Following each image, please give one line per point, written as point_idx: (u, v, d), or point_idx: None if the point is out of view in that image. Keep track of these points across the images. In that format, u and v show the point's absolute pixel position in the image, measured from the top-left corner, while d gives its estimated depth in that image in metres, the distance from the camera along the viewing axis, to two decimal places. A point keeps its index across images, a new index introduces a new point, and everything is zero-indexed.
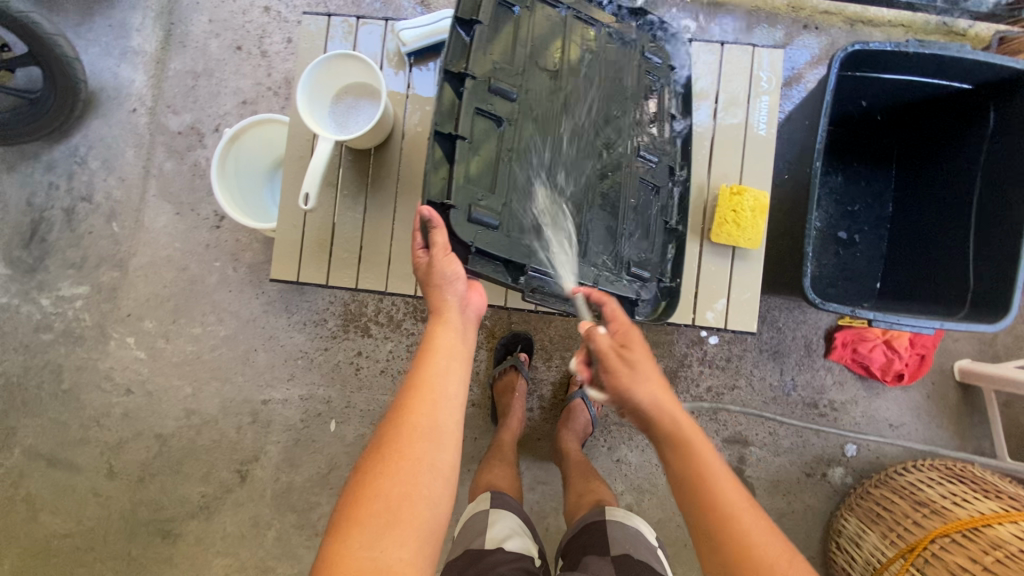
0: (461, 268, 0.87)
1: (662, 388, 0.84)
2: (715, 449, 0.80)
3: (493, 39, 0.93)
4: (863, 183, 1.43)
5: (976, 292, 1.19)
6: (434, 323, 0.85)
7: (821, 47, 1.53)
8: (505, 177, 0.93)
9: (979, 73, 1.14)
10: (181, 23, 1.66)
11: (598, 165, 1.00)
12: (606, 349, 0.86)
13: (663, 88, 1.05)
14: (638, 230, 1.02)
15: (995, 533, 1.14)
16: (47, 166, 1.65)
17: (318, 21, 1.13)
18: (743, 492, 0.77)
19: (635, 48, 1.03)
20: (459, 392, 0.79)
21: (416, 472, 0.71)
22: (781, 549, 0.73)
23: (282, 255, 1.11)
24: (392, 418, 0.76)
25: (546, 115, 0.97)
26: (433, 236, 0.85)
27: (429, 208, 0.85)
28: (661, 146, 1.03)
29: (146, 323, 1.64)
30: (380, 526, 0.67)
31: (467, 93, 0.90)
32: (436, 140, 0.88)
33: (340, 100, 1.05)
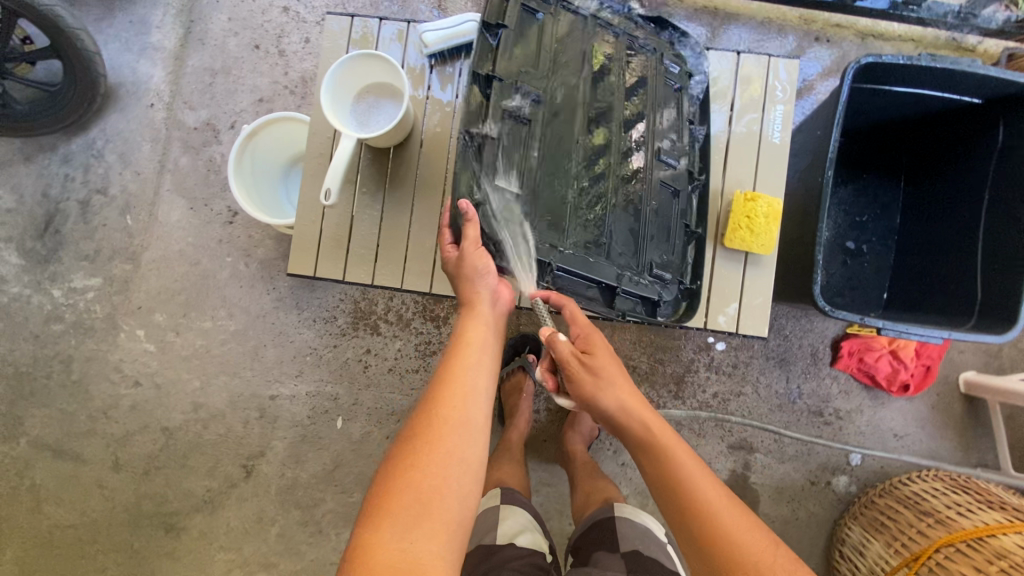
0: (491, 262, 0.90)
1: (628, 389, 0.86)
2: (686, 444, 0.84)
3: (516, 42, 0.94)
4: (871, 195, 1.45)
5: (984, 303, 1.20)
6: (466, 315, 0.88)
7: (832, 59, 1.55)
8: (532, 178, 0.95)
9: (989, 88, 1.16)
10: (201, 21, 1.69)
11: (621, 168, 1.02)
12: (567, 356, 0.87)
13: (681, 96, 1.07)
14: (659, 232, 1.04)
15: (999, 543, 1.15)
16: (64, 158, 1.66)
17: (341, 21, 1.15)
18: (719, 484, 0.81)
19: (654, 56, 1.06)
20: (487, 384, 0.82)
21: (446, 465, 0.72)
22: (764, 541, 0.76)
23: (299, 250, 1.13)
24: (423, 410, 0.77)
25: (569, 118, 0.99)
26: (466, 232, 0.87)
27: (468, 204, 0.86)
28: (680, 150, 1.06)
29: (156, 316, 1.65)
30: (411, 519, 0.68)
31: (494, 93, 0.91)
32: (465, 141, 0.89)
33: (362, 99, 1.07)
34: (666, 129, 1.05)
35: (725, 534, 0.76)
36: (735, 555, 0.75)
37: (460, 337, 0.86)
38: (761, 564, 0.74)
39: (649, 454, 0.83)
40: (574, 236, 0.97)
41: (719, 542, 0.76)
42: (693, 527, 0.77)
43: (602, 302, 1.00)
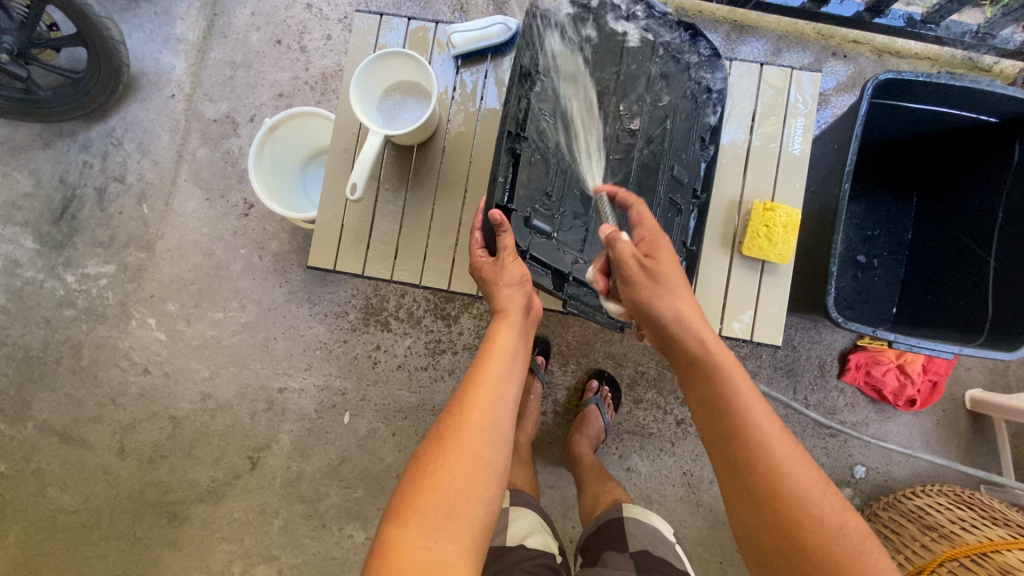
0: (526, 272, 0.96)
1: (686, 301, 0.85)
2: (743, 370, 0.81)
3: (558, 49, 1.02)
4: (884, 210, 1.46)
5: (994, 320, 1.22)
6: (498, 322, 0.91)
7: (848, 74, 1.57)
8: (558, 183, 0.99)
9: (1005, 108, 1.19)
10: (224, 15, 1.70)
11: (636, 182, 1.05)
12: (628, 256, 0.85)
13: (699, 110, 1.08)
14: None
15: (1002, 559, 1.15)
16: (83, 145, 1.68)
17: (369, 19, 1.17)
18: (774, 418, 0.79)
19: (682, 69, 1.07)
20: (513, 390, 0.84)
21: (473, 468, 0.73)
22: (814, 480, 0.75)
23: (319, 245, 1.14)
24: (451, 411, 0.79)
25: (598, 127, 1.03)
26: (502, 240, 0.94)
27: (499, 213, 0.94)
28: (690, 167, 1.07)
29: (168, 305, 1.66)
30: (437, 518, 0.69)
31: (533, 98, 0.99)
32: (506, 142, 0.97)
33: (388, 97, 1.09)
34: (681, 143, 1.07)
35: (776, 465, 0.74)
36: (786, 491, 0.73)
37: (489, 342, 0.89)
38: (810, 500, 0.73)
39: (703, 371, 0.82)
40: (587, 246, 1.01)
41: (767, 472, 0.74)
42: (742, 453, 0.76)
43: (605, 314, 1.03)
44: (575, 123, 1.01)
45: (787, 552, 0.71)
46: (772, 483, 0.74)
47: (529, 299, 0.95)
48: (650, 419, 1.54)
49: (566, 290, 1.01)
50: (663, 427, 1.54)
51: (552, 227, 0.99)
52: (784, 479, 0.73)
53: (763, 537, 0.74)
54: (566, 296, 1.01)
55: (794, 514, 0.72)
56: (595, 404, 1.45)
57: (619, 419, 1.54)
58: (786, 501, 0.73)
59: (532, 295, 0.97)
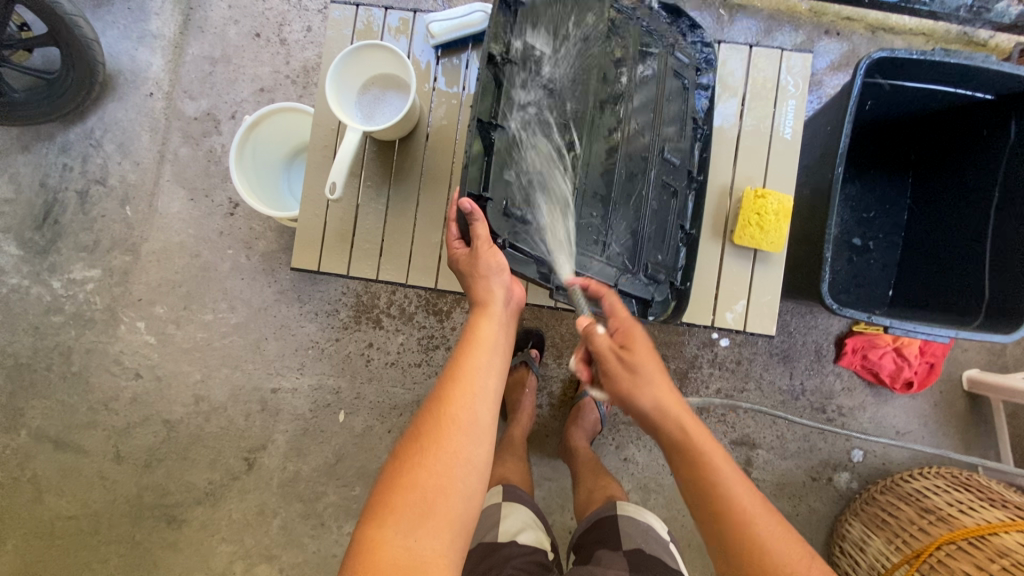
0: (503, 259, 0.89)
1: (666, 389, 0.84)
2: (722, 452, 0.81)
3: (527, 29, 0.94)
4: (878, 192, 1.44)
5: (991, 301, 1.20)
6: (478, 313, 0.86)
7: (842, 53, 1.54)
8: (538, 169, 0.95)
9: (1001, 84, 1.16)
10: (201, 8, 1.66)
11: (626, 165, 1.02)
12: (606, 351, 0.85)
13: (688, 89, 1.07)
14: (655, 231, 1.04)
15: (1001, 542, 1.15)
16: (62, 147, 1.64)
17: (345, 10, 1.13)
18: (756, 496, 0.79)
19: (667, 49, 1.05)
20: (497, 384, 0.80)
21: (452, 465, 0.72)
22: (793, 548, 0.76)
23: (302, 245, 1.11)
24: (430, 408, 0.76)
25: (580, 111, 0.99)
26: (476, 228, 0.86)
27: (470, 201, 0.86)
28: (682, 148, 1.06)
29: (157, 309, 1.64)
30: (415, 516, 0.68)
31: (504, 80, 0.91)
32: (476, 126, 0.87)
33: (368, 90, 1.05)
34: (671, 123, 1.05)
35: (759, 546, 0.75)
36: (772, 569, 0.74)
37: (471, 334, 0.84)
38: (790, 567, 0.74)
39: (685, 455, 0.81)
40: (577, 233, 0.99)
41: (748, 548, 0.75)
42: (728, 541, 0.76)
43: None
44: (553, 105, 0.97)
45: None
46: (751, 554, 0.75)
47: (511, 287, 0.90)
48: None
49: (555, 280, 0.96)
50: None
51: (532, 213, 0.94)
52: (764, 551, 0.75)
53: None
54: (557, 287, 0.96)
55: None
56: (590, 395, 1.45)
57: (615, 409, 1.53)
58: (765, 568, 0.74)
59: (513, 284, 0.90)
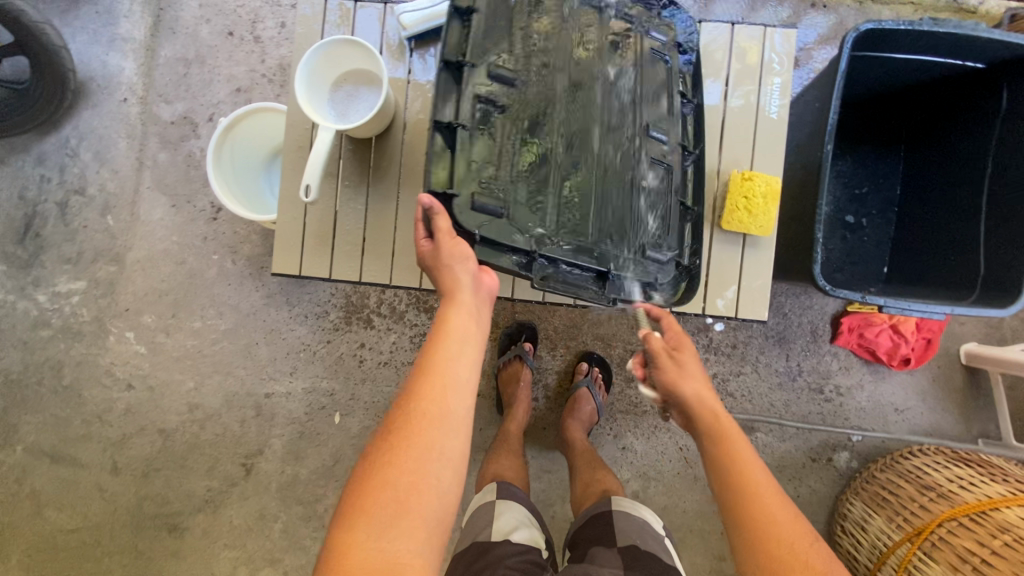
0: (468, 249, 0.86)
1: (706, 385, 0.91)
2: (748, 441, 0.86)
3: (489, 32, 0.95)
4: (871, 167, 1.41)
5: (987, 275, 1.17)
6: (446, 305, 0.83)
7: (829, 25, 1.50)
8: (509, 162, 0.94)
9: (992, 52, 1.13)
10: (171, 9, 1.62)
11: (608, 148, 0.98)
12: (658, 348, 0.94)
13: (670, 65, 1.01)
14: (650, 210, 0.98)
15: (1002, 517, 1.14)
16: (38, 158, 1.61)
17: (314, 4, 1.10)
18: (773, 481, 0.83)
19: (639, 29, 1.01)
20: (470, 375, 0.78)
21: (423, 461, 0.70)
22: (803, 531, 0.78)
23: (282, 249, 1.09)
24: (400, 405, 0.74)
25: (551, 100, 0.97)
26: (436, 221, 0.84)
27: (428, 197, 0.85)
28: (671, 124, 1.00)
29: (145, 318, 1.62)
30: (388, 517, 0.66)
31: (464, 82, 0.93)
32: (436, 130, 0.91)
33: (339, 88, 1.02)
34: (655, 100, 1.00)
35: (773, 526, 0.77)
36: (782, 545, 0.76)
37: (439, 326, 0.81)
38: (797, 546, 0.76)
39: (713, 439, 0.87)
40: (557, 219, 0.95)
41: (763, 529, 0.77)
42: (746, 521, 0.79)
43: (595, 289, 0.97)
44: (521, 98, 0.95)
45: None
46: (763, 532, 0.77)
47: (480, 276, 0.86)
48: (642, 397, 1.53)
49: (536, 272, 0.94)
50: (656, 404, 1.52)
51: (502, 204, 0.93)
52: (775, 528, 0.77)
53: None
54: (540, 279, 0.94)
55: (780, 553, 0.75)
56: (585, 386, 1.44)
57: (611, 399, 1.53)
58: (775, 546, 0.76)
59: (483, 274, 0.87)
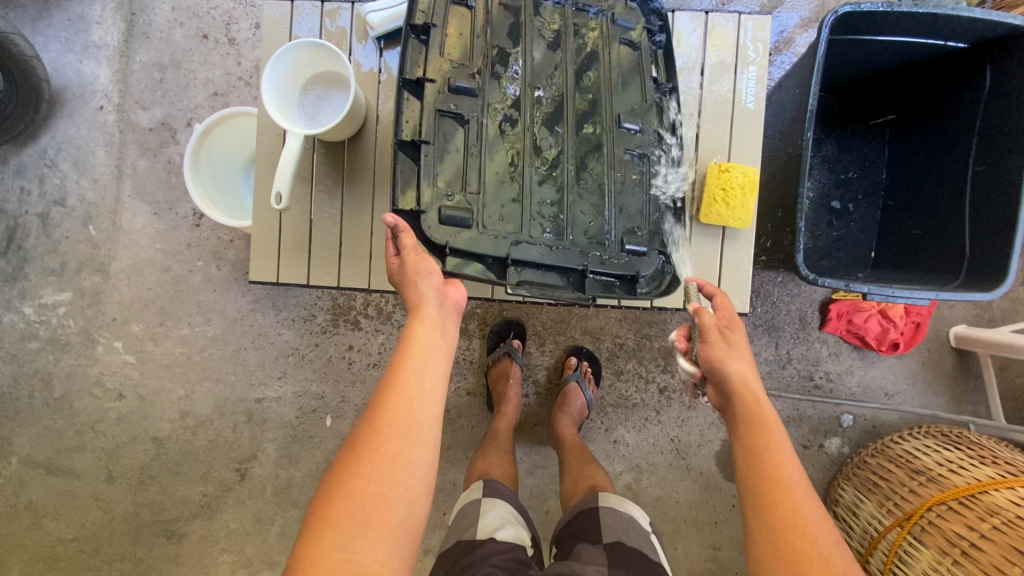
0: (434, 264, 0.85)
1: (753, 371, 0.85)
2: (786, 432, 0.81)
3: (447, 40, 0.94)
4: (855, 151, 1.40)
5: (972, 258, 1.16)
6: (411, 318, 0.82)
7: (811, 8, 1.47)
8: (477, 172, 0.93)
9: (975, 31, 1.11)
10: (144, 13, 1.59)
11: (575, 145, 0.97)
12: (711, 324, 0.86)
13: (642, 51, 1.00)
14: (624, 202, 0.97)
15: (991, 500, 1.14)
16: (17, 170, 1.60)
17: (281, 6, 1.08)
18: (803, 476, 0.79)
19: (605, 20, 1.00)
20: (437, 386, 0.78)
21: (390, 472, 0.70)
22: (826, 528, 0.74)
23: (259, 257, 1.08)
24: (368, 417, 0.74)
25: (517, 105, 0.96)
26: (400, 240, 0.84)
27: (393, 216, 0.83)
28: (643, 112, 0.99)
29: (132, 327, 1.62)
30: (354, 526, 0.67)
31: (425, 98, 0.92)
32: (399, 150, 0.91)
33: (309, 91, 1.01)
34: (626, 92, 0.99)
35: (801, 522, 0.74)
36: (804, 537, 0.73)
37: (403, 339, 0.80)
38: (820, 545, 0.72)
39: (753, 425, 0.81)
40: (527, 225, 0.94)
41: (787, 520, 0.74)
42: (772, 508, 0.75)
43: (571, 289, 0.95)
44: (485, 106, 0.95)
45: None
46: (789, 527, 0.73)
47: (445, 289, 0.85)
48: (632, 390, 1.52)
49: (510, 277, 0.93)
50: (646, 396, 1.52)
51: (469, 212, 0.91)
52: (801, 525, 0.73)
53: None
54: (513, 283, 0.92)
55: (801, 551, 0.72)
56: (575, 380, 1.43)
57: (601, 393, 1.52)
58: (797, 538, 0.73)
59: (451, 289, 0.86)
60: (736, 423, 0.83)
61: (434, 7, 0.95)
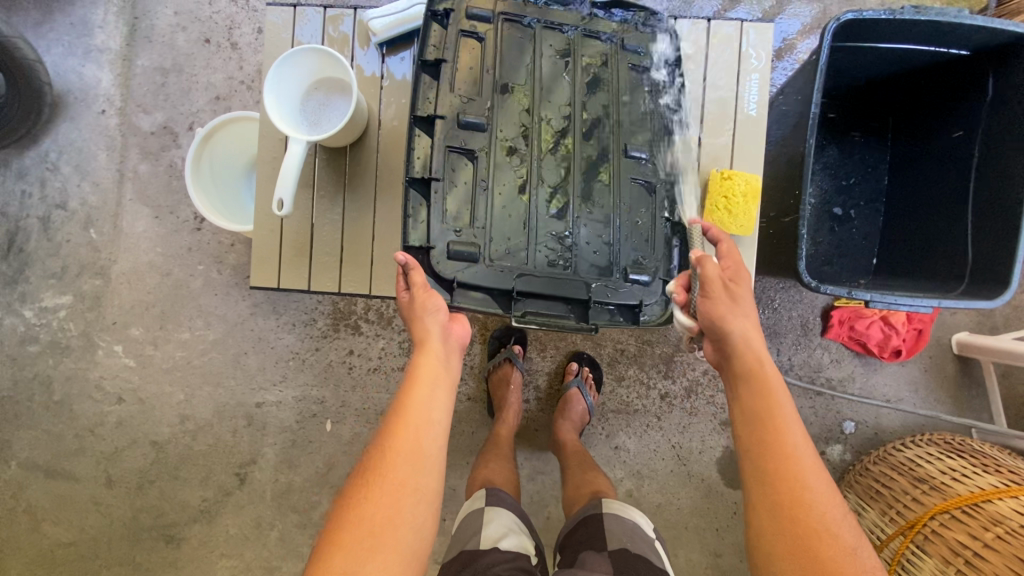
0: (442, 300, 0.85)
1: (755, 327, 0.83)
2: (789, 393, 0.80)
3: (458, 76, 0.95)
4: (857, 157, 1.39)
5: (975, 265, 1.16)
6: (417, 352, 0.82)
7: (813, 15, 1.47)
8: (485, 205, 0.94)
9: (976, 39, 1.11)
10: (146, 17, 1.60)
11: (585, 172, 0.97)
12: (715, 277, 0.83)
13: (649, 80, 1.01)
14: (630, 229, 0.97)
15: (995, 509, 1.13)
16: (19, 173, 1.60)
17: (283, 12, 1.08)
18: (807, 438, 0.78)
19: (615, 46, 1.00)
20: (443, 417, 0.78)
21: (399, 498, 0.70)
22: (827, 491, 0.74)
23: (260, 263, 1.08)
24: (376, 444, 0.74)
25: (524, 134, 0.96)
26: (410, 278, 0.84)
27: (404, 254, 0.83)
28: (651, 141, 0.99)
29: (132, 331, 1.61)
30: (362, 551, 0.66)
31: (436, 132, 0.93)
32: (411, 187, 0.92)
33: (312, 97, 1.01)
34: (634, 119, 0.99)
35: (802, 481, 0.74)
36: (805, 498, 0.72)
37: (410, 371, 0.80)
38: (828, 515, 0.72)
39: (757, 389, 0.79)
40: (533, 255, 0.94)
41: (786, 478, 0.74)
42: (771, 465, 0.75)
43: (575, 318, 0.95)
44: (493, 137, 0.95)
45: (799, 559, 0.69)
46: (791, 488, 0.73)
47: (449, 326, 0.85)
48: (634, 396, 1.52)
49: (515, 309, 0.94)
50: (648, 402, 1.52)
51: (477, 247, 0.92)
52: (808, 495, 0.72)
53: (776, 559, 0.71)
54: (519, 315, 0.93)
55: (809, 524, 0.71)
56: (576, 386, 1.42)
57: (603, 399, 1.52)
58: (799, 496, 0.73)
59: (456, 325, 0.86)
60: (736, 380, 0.82)
61: (445, 42, 0.96)
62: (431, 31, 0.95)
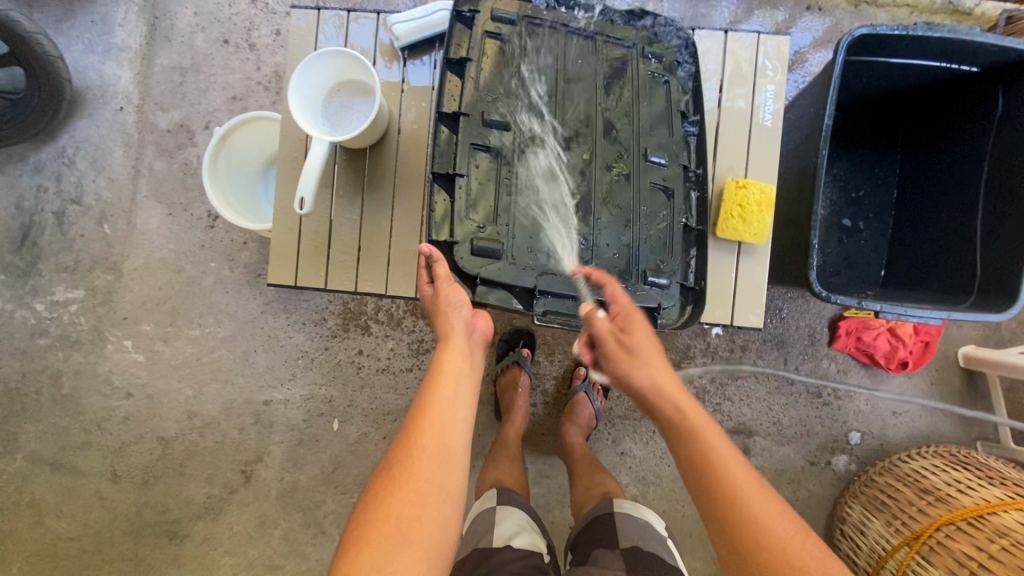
0: (466, 296, 0.88)
1: (665, 372, 0.83)
2: (719, 428, 0.79)
3: (481, 77, 0.97)
4: (868, 169, 1.41)
5: (983, 279, 1.17)
6: (441, 348, 0.83)
7: (824, 29, 1.50)
8: (507, 203, 0.95)
9: (986, 57, 1.13)
10: (166, 16, 1.62)
11: (605, 178, 0.98)
12: (603, 334, 0.85)
13: (670, 86, 1.02)
14: (647, 232, 0.98)
15: (999, 521, 1.14)
16: (35, 168, 1.61)
17: (307, 14, 1.10)
18: (748, 468, 0.77)
19: (637, 52, 1.02)
20: (467, 415, 0.79)
21: (425, 495, 0.71)
22: (784, 520, 0.72)
23: (278, 260, 1.09)
24: (401, 441, 0.75)
25: (545, 137, 0.98)
26: (436, 269, 0.88)
27: (428, 245, 0.90)
28: (671, 147, 1.00)
29: (143, 326, 1.62)
30: (392, 547, 0.66)
31: (462, 130, 0.94)
32: (435, 181, 0.94)
33: (334, 97, 1.03)
34: (654, 124, 1.01)
35: (751, 519, 0.72)
36: (761, 535, 0.71)
37: (435, 367, 0.81)
38: (787, 546, 0.70)
39: (681, 437, 0.79)
40: (553, 255, 0.95)
41: (739, 520, 0.72)
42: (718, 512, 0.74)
43: None
44: (516, 137, 0.96)
45: None
46: (743, 530, 0.72)
47: (473, 321, 0.88)
48: None
49: (537, 308, 0.95)
50: None
51: (500, 244, 0.94)
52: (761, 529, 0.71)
53: None
54: (540, 314, 0.94)
55: (770, 561, 0.69)
56: (583, 390, 1.44)
57: (610, 404, 1.53)
58: (756, 534, 0.71)
59: (478, 318, 0.89)
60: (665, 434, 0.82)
61: (471, 43, 0.98)
62: (455, 35, 0.98)
